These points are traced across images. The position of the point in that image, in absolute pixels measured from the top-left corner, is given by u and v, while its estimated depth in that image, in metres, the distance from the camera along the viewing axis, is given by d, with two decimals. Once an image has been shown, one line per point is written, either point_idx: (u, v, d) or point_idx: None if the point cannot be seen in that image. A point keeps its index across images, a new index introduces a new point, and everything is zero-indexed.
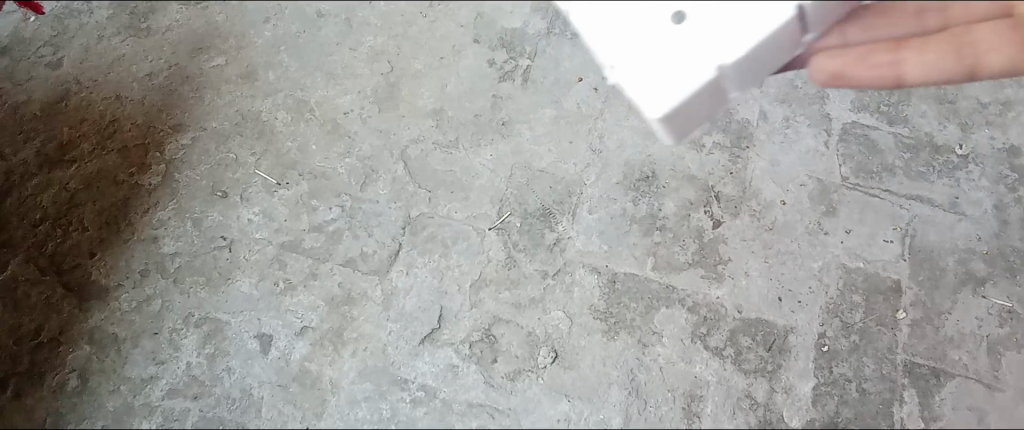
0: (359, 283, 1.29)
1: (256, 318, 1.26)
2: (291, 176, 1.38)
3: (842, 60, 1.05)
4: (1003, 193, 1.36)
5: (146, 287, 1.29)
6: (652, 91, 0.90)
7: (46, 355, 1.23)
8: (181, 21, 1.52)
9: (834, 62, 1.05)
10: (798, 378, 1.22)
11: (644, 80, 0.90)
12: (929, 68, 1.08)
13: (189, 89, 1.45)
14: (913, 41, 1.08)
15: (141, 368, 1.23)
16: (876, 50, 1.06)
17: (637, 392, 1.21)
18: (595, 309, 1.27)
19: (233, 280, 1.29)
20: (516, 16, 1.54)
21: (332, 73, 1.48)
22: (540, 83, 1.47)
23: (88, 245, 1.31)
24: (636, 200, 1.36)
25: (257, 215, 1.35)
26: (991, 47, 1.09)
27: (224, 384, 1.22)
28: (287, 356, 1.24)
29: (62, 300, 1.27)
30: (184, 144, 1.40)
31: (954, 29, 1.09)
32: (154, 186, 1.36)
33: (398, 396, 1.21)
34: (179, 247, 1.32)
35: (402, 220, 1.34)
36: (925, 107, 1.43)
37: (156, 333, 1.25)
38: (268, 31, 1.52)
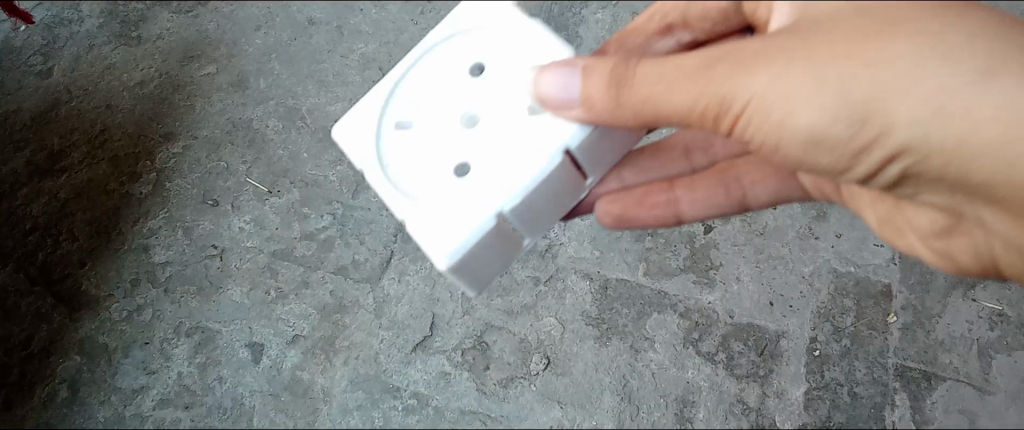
0: (351, 291, 1.29)
1: (247, 327, 1.26)
2: (282, 184, 1.38)
3: (626, 202, 0.99)
4: None
5: (136, 297, 1.28)
6: (438, 236, 0.80)
7: (36, 366, 1.23)
8: (172, 29, 1.52)
9: (616, 207, 0.98)
10: (790, 383, 1.22)
11: (431, 228, 0.80)
12: (703, 206, 1.03)
13: (180, 98, 1.45)
14: (679, 183, 1.03)
15: (131, 377, 1.23)
16: (649, 189, 1.01)
17: (629, 399, 1.21)
18: (587, 315, 1.27)
19: (225, 289, 1.29)
20: None
21: (323, 81, 1.48)
22: None
23: (78, 255, 1.31)
24: None
25: (248, 224, 1.34)
26: (754, 179, 1.02)
27: (215, 394, 1.22)
28: (278, 365, 1.24)
29: (52, 310, 1.26)
30: (174, 153, 1.40)
31: (723, 163, 1.05)
32: (145, 195, 1.36)
33: (390, 403, 1.21)
34: (170, 256, 1.32)
35: (393, 227, 1.33)
36: None
37: (147, 343, 1.25)
38: (259, 39, 1.52)
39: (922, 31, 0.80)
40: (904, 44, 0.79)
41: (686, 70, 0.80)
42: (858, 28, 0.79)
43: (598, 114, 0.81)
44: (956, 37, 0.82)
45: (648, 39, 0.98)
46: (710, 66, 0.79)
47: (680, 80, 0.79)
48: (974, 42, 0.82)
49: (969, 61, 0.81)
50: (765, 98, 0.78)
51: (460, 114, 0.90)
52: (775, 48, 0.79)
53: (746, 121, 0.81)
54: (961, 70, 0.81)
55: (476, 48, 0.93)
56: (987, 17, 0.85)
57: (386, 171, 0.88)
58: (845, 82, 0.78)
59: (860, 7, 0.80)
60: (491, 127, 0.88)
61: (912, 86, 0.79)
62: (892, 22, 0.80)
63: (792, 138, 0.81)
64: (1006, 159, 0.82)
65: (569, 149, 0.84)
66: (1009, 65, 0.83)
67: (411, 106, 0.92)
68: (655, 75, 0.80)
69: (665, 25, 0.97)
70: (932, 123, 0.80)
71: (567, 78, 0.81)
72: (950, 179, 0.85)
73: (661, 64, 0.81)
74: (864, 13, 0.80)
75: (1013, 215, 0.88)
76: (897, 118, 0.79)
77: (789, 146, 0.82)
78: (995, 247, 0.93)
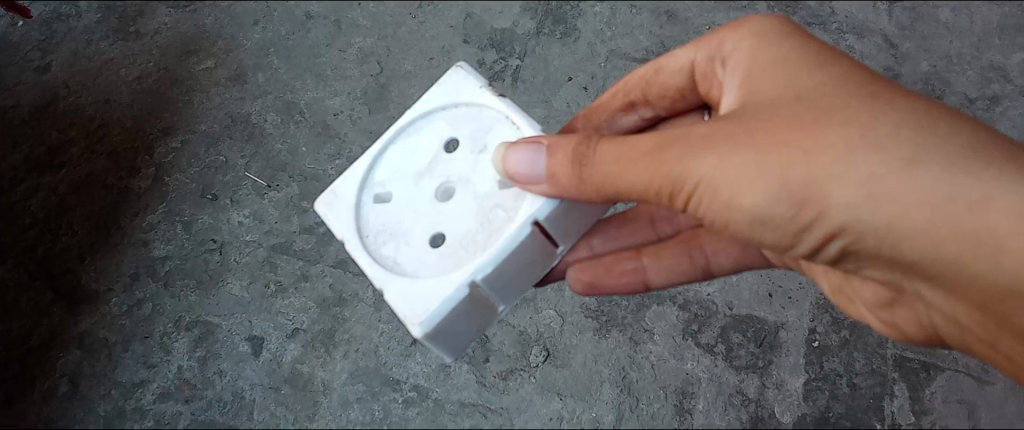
0: (350, 284, 1.28)
1: (247, 321, 1.26)
2: (281, 178, 1.38)
3: (598, 270, 0.95)
4: None
5: (136, 291, 1.28)
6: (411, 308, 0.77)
7: (37, 361, 1.23)
8: (170, 24, 1.52)
9: (587, 274, 0.95)
10: (789, 374, 1.23)
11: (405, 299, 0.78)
12: (672, 274, 0.98)
13: (178, 93, 1.45)
14: (646, 251, 0.98)
15: (131, 371, 1.23)
16: (618, 256, 0.97)
17: (629, 390, 1.21)
18: (586, 307, 1.26)
19: (224, 283, 1.29)
20: (506, 17, 1.55)
21: (322, 75, 1.48)
22: (531, 82, 1.49)
23: (77, 250, 1.31)
24: None
25: (247, 218, 1.34)
26: (718, 249, 0.96)
27: (215, 387, 1.22)
28: (278, 359, 1.24)
29: (52, 305, 1.26)
30: (173, 147, 1.40)
31: (687, 233, 0.98)
32: (144, 190, 1.36)
33: (390, 396, 1.21)
34: (169, 250, 1.32)
35: None
36: None
37: (147, 337, 1.25)
38: (257, 33, 1.52)
39: (857, 119, 0.71)
40: (838, 132, 0.70)
41: (640, 149, 0.73)
42: (790, 116, 0.72)
43: (565, 190, 0.75)
44: (884, 126, 0.71)
45: (612, 115, 0.95)
46: (663, 145, 0.72)
47: (637, 160, 0.72)
48: (912, 126, 0.72)
49: (908, 146, 0.71)
50: (714, 180, 0.71)
51: (438, 183, 0.85)
52: (723, 133, 0.71)
53: (700, 200, 0.73)
54: (896, 154, 0.70)
55: (456, 115, 0.87)
56: (917, 103, 0.75)
57: (364, 241, 0.84)
58: (790, 163, 0.69)
59: (800, 96, 0.73)
60: (468, 195, 0.83)
61: (848, 172, 0.69)
62: (831, 107, 0.72)
63: (741, 219, 0.73)
64: (959, 237, 0.70)
65: (539, 221, 0.79)
66: (949, 150, 0.72)
67: (390, 173, 0.87)
68: (613, 155, 0.74)
69: (632, 103, 0.94)
70: (870, 207, 0.70)
71: (533, 157, 0.74)
72: (898, 263, 0.74)
73: (614, 144, 0.74)
74: (804, 104, 0.73)
75: (951, 294, 0.76)
76: (838, 202, 0.69)
77: (736, 223, 0.73)
78: (934, 320, 0.81)
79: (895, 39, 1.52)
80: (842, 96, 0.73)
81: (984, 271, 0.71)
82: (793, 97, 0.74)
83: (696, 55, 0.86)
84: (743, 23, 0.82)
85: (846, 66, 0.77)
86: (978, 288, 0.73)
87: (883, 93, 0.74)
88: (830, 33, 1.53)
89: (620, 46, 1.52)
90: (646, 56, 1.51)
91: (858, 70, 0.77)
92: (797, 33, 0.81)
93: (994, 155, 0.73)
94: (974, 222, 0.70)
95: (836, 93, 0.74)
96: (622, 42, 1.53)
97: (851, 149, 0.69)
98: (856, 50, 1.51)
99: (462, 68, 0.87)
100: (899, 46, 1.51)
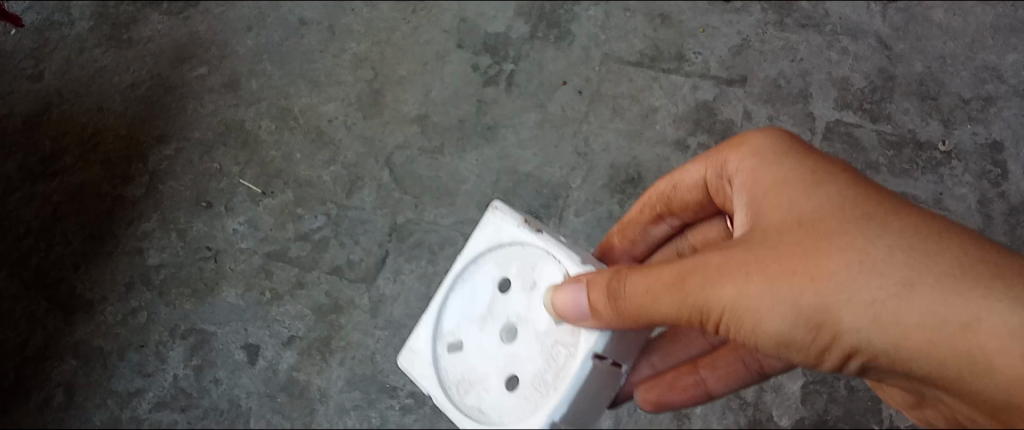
0: (346, 292, 1.29)
1: (243, 329, 1.27)
2: (275, 185, 1.38)
3: (661, 386, 0.91)
4: None
5: (130, 300, 1.29)
6: None
7: (31, 371, 1.24)
8: (164, 31, 1.47)
9: (654, 393, 0.91)
10: (788, 377, 1.22)
11: None
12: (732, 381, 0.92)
13: (172, 100, 1.43)
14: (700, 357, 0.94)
15: (127, 380, 1.25)
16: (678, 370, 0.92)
17: None
18: None
19: (219, 291, 1.29)
20: (500, 20, 1.54)
21: (316, 81, 1.48)
22: (525, 87, 1.48)
23: (71, 259, 1.28)
24: (622, 203, 1.39)
25: (242, 225, 1.34)
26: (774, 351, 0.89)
27: (211, 396, 1.25)
28: (274, 367, 1.25)
29: (47, 314, 1.26)
30: (167, 155, 1.39)
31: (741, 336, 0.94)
32: (138, 198, 1.35)
33: (386, 403, 1.22)
34: (164, 258, 1.31)
35: (387, 227, 1.34)
36: (906, 105, 1.42)
37: (142, 346, 1.27)
38: (250, 39, 1.51)
39: (857, 242, 0.64)
40: (840, 257, 0.64)
41: (664, 279, 0.69)
42: (792, 242, 0.66)
43: (606, 324, 0.72)
44: (882, 245, 0.64)
45: (644, 228, 0.96)
46: (684, 276, 0.68)
47: (661, 291, 0.69)
48: (914, 242, 0.64)
49: (907, 264, 0.63)
50: (737, 310, 0.66)
51: (500, 324, 0.81)
52: (736, 262, 0.67)
53: (726, 329, 0.69)
54: (894, 275, 0.63)
55: (503, 255, 0.84)
56: (919, 216, 0.67)
57: (445, 397, 0.80)
58: (797, 293, 0.64)
59: (804, 222, 0.67)
60: (527, 333, 0.79)
61: (851, 300, 0.63)
62: (837, 226, 0.66)
63: (767, 343, 0.68)
64: (952, 352, 0.62)
65: (599, 355, 0.74)
66: (958, 268, 0.64)
67: (459, 323, 0.84)
68: (643, 287, 0.70)
69: (659, 214, 0.94)
70: (876, 330, 0.63)
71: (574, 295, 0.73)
72: (914, 378, 0.67)
73: (643, 276, 0.71)
74: (806, 230, 0.66)
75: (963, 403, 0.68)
76: (850, 326, 0.63)
77: (765, 348, 0.68)
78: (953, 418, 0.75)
79: (889, 40, 1.48)
80: (848, 214, 0.66)
81: (1009, 373, 0.63)
82: (797, 222, 0.67)
83: (706, 172, 0.84)
84: (744, 142, 0.78)
85: (848, 179, 0.70)
86: (990, 399, 0.65)
87: (884, 208, 0.67)
88: (823, 35, 1.54)
89: (615, 49, 1.52)
90: (640, 59, 1.52)
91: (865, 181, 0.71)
92: (796, 148, 0.75)
93: (994, 264, 0.65)
94: (966, 343, 0.63)
95: (842, 210, 0.67)
96: (616, 45, 1.53)
97: (856, 282, 0.63)
98: (850, 52, 1.51)
99: (500, 207, 0.84)
100: (893, 48, 1.47)
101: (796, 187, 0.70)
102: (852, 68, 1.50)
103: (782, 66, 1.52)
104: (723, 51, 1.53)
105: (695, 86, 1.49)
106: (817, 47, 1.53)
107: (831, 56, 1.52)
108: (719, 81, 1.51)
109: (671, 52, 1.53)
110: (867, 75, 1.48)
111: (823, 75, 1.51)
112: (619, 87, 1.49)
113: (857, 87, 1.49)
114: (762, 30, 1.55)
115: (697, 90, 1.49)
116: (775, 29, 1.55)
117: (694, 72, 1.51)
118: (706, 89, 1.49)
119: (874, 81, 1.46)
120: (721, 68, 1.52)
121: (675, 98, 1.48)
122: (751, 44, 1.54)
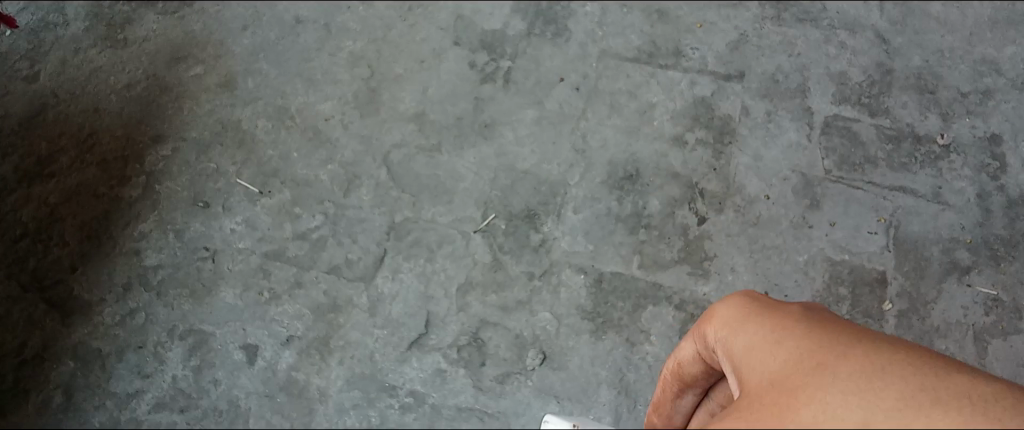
0: (345, 291, 1.28)
1: (241, 329, 1.26)
2: (272, 184, 1.37)
3: None
4: (986, 182, 1.38)
5: (128, 301, 1.27)
6: None
7: (30, 373, 1.22)
8: (159, 31, 1.50)
9: None
10: None
11: None
12: None
13: (168, 100, 1.44)
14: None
15: (126, 382, 1.23)
16: None
17: (626, 392, 1.23)
18: (582, 309, 1.27)
19: (217, 291, 1.28)
20: (497, 17, 1.55)
21: (312, 80, 1.48)
22: (523, 84, 1.48)
23: (69, 260, 1.28)
24: (620, 199, 1.37)
25: (240, 225, 1.34)
26: None
27: (210, 396, 1.22)
28: (273, 367, 1.24)
29: (44, 316, 1.25)
30: (163, 155, 1.39)
31: None
32: (135, 198, 1.35)
33: (386, 402, 1.21)
34: (162, 259, 1.30)
35: (385, 225, 1.34)
36: (905, 98, 1.46)
37: (141, 347, 1.25)
38: (245, 38, 1.51)
39: (817, 391, 0.52)
40: (813, 397, 0.52)
41: None
42: (767, 401, 0.54)
43: None
44: (855, 387, 0.52)
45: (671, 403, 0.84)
46: None
47: None
48: (867, 375, 0.53)
49: (878, 413, 0.49)
50: None
51: None
52: (709, 428, 0.63)
53: None
54: (870, 419, 0.49)
55: None
56: (895, 361, 0.56)
57: None
58: None
59: (771, 378, 0.58)
60: None
61: None
62: (806, 374, 0.56)
63: None
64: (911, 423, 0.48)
65: None
66: (938, 389, 0.52)
67: None
68: None
69: (678, 388, 0.82)
70: None
71: None
72: None
73: None
74: (779, 384, 0.56)
75: None
76: None
77: None
78: None
79: (886, 34, 1.52)
80: (811, 364, 0.57)
81: None
82: (764, 382, 0.58)
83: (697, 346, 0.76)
84: (713, 312, 0.73)
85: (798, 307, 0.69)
86: None
87: (846, 356, 0.56)
88: (821, 29, 1.54)
89: (612, 46, 1.52)
90: (638, 55, 1.52)
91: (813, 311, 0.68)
92: (764, 307, 0.71)
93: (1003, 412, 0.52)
94: None
95: (808, 363, 0.57)
96: (613, 41, 1.53)
97: (821, 425, 0.49)
98: (848, 46, 1.52)
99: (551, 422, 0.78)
100: (891, 42, 1.52)
101: (760, 342, 0.63)
102: (849, 63, 1.50)
103: (779, 61, 1.50)
104: (721, 46, 1.52)
105: (693, 82, 1.49)
106: (814, 42, 1.53)
107: (828, 50, 1.52)
108: (716, 77, 1.49)
109: (669, 48, 1.52)
110: (864, 69, 1.49)
111: (821, 70, 1.50)
112: (616, 83, 1.48)
113: (856, 81, 1.48)
114: (760, 25, 1.54)
115: (694, 86, 1.48)
116: (773, 24, 1.54)
117: (692, 68, 1.50)
118: (704, 84, 1.48)
119: (872, 74, 1.49)
120: (718, 63, 1.50)
121: (674, 93, 1.48)
122: (749, 39, 1.53)
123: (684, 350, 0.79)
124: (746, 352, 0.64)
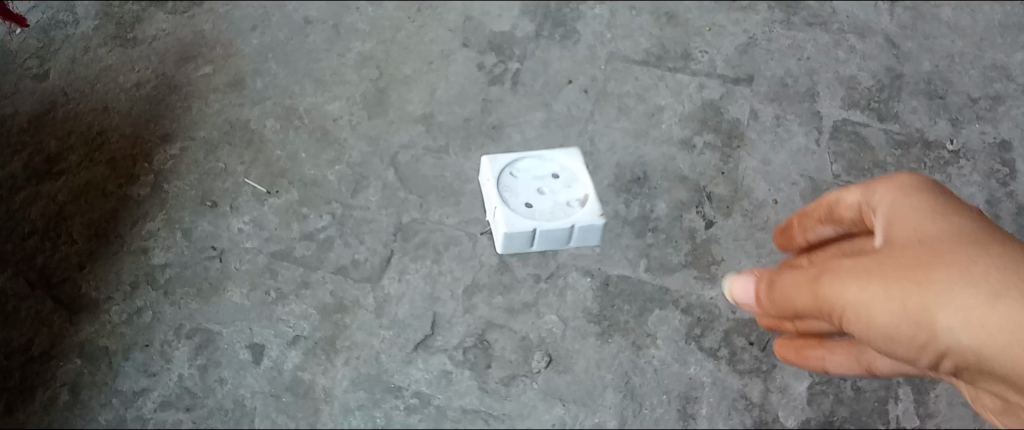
0: (351, 291, 1.28)
1: (248, 328, 1.26)
2: (280, 184, 1.38)
3: None
4: (994, 188, 1.25)
5: (135, 299, 1.27)
6: None
7: (37, 370, 1.20)
8: (169, 30, 1.42)
9: None
10: (793, 378, 1.23)
11: None
12: (852, 367, 0.93)
13: (178, 97, 1.39)
14: (828, 341, 0.96)
15: (132, 380, 1.22)
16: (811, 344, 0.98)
17: (632, 395, 1.22)
18: (588, 312, 1.27)
19: (225, 290, 1.28)
20: (506, 20, 1.58)
21: (321, 80, 1.49)
22: (530, 86, 1.49)
23: (78, 259, 1.25)
24: (628, 202, 1.37)
25: (247, 224, 1.34)
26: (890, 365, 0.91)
27: (215, 395, 1.21)
28: (279, 366, 1.23)
29: (52, 315, 1.22)
30: (173, 154, 1.37)
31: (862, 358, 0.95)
32: (144, 197, 1.33)
33: (391, 403, 1.21)
34: (169, 258, 1.30)
35: (393, 226, 1.34)
36: (914, 103, 1.42)
37: (147, 345, 1.24)
38: (255, 38, 1.53)
39: (963, 258, 0.77)
40: (944, 270, 0.76)
41: (806, 277, 0.88)
42: (911, 253, 0.80)
43: None
44: (980, 265, 0.76)
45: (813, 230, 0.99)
46: (818, 276, 0.86)
47: (799, 288, 0.88)
48: (959, 243, 0.79)
49: (1002, 281, 0.74)
50: (853, 307, 0.80)
51: None
52: (863, 267, 0.81)
53: (847, 324, 0.82)
54: (989, 283, 0.74)
55: None
56: None
57: None
58: (903, 291, 0.77)
59: (924, 238, 0.81)
60: None
61: (952, 302, 0.74)
62: (954, 244, 0.79)
63: (876, 338, 0.80)
64: None
65: None
66: None
67: None
68: (792, 283, 0.90)
69: (823, 219, 0.97)
70: (971, 331, 0.73)
71: None
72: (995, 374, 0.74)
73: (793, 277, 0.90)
74: (928, 242, 0.80)
75: None
76: (942, 325, 0.74)
77: (874, 340, 0.81)
78: None
79: (896, 39, 1.53)
80: (971, 239, 0.79)
81: None
82: (914, 237, 0.81)
83: (852, 199, 0.92)
84: (897, 178, 0.89)
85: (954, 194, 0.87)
86: None
87: (997, 246, 0.78)
88: (831, 33, 1.56)
89: (620, 49, 1.54)
90: (646, 58, 1.53)
91: (977, 216, 0.84)
92: (942, 194, 0.87)
93: None
94: None
95: (962, 242, 0.79)
96: (621, 44, 1.54)
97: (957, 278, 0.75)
98: (857, 50, 1.53)
99: None
100: (900, 46, 1.51)
101: (917, 213, 0.84)
102: (859, 67, 1.50)
103: (787, 65, 1.52)
104: (730, 49, 1.56)
105: (701, 85, 1.50)
106: (824, 45, 1.54)
107: (838, 54, 1.53)
108: (725, 80, 1.51)
109: (677, 51, 1.54)
110: (873, 73, 1.48)
111: (830, 74, 1.49)
112: (624, 86, 1.49)
113: (865, 86, 1.47)
114: (769, 29, 1.58)
115: (703, 89, 1.50)
116: (782, 28, 1.58)
117: (700, 71, 1.52)
118: (712, 87, 1.50)
119: (882, 79, 1.47)
120: (727, 66, 1.53)
121: (682, 96, 1.48)
122: (759, 43, 1.57)
123: (848, 194, 0.93)
124: (902, 218, 0.84)
